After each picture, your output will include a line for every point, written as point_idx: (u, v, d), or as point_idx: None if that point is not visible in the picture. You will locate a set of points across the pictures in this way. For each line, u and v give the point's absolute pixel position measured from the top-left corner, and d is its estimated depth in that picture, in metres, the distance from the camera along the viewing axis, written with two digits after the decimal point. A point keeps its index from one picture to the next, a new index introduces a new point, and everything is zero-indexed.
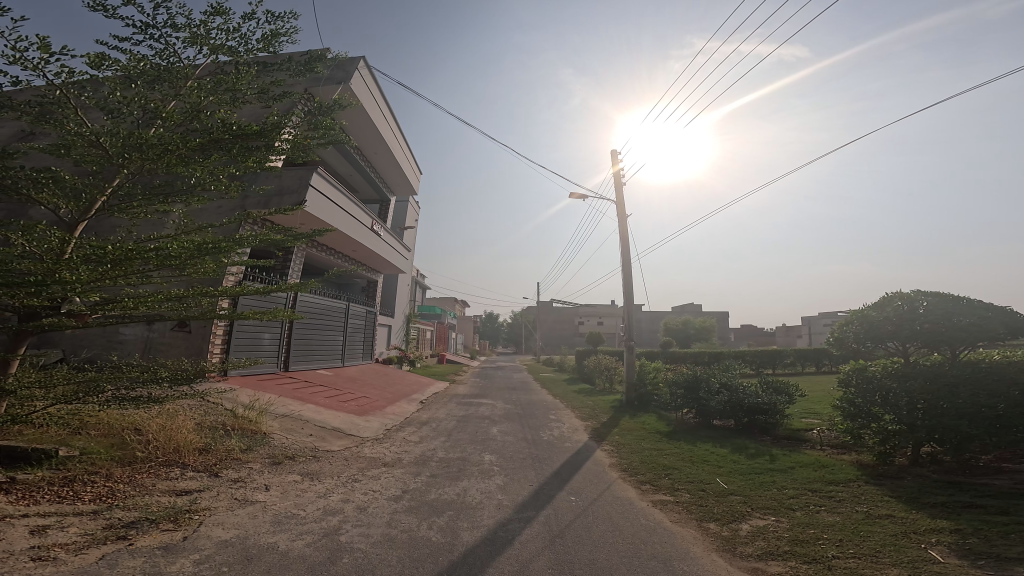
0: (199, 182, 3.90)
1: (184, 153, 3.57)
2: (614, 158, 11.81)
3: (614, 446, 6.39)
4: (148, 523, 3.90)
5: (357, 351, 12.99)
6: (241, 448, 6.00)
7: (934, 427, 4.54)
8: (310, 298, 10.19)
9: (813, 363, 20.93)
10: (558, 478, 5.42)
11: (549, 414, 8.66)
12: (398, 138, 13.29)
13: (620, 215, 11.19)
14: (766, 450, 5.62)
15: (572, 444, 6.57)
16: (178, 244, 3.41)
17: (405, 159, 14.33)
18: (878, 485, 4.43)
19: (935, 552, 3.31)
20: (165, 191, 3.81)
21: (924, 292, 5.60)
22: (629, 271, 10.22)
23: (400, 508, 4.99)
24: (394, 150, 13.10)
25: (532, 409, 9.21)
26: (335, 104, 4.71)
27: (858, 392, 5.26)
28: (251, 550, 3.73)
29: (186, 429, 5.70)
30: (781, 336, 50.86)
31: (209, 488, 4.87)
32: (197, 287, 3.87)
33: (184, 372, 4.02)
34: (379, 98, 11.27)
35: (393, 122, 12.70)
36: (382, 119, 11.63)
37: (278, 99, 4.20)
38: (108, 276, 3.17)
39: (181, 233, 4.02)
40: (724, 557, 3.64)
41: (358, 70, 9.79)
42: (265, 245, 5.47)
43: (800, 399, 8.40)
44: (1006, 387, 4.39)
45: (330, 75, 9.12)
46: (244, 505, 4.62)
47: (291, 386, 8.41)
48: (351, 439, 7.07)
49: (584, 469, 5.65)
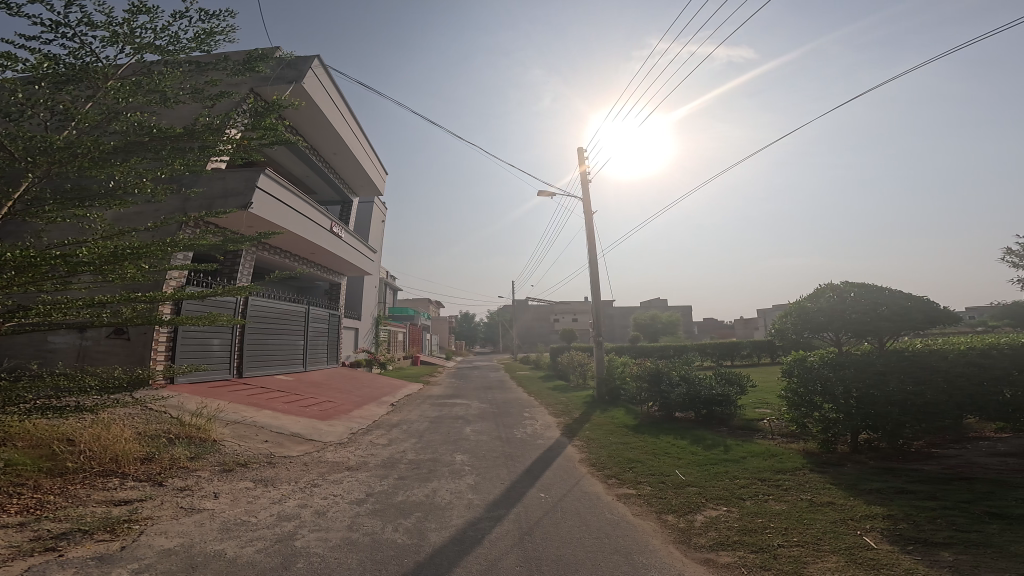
0: (121, 184, 3.75)
1: (100, 150, 3.46)
2: (581, 156, 11.82)
3: (584, 442, 6.54)
4: (80, 534, 3.67)
5: (321, 354, 12.59)
6: (188, 456, 5.74)
7: (868, 414, 4.93)
8: (263, 301, 9.76)
9: (769, 355, 21.93)
10: (529, 475, 5.50)
11: (523, 412, 8.72)
12: (359, 137, 12.81)
13: (586, 213, 11.27)
14: (722, 441, 5.88)
15: (544, 441, 6.66)
16: (90, 248, 3.22)
17: (367, 159, 13.84)
18: (821, 471, 4.71)
19: (869, 538, 3.62)
20: (81, 196, 3.65)
21: (853, 284, 5.94)
22: (595, 271, 10.33)
23: (362, 511, 4.93)
24: (354, 149, 12.61)
25: (507, 408, 9.24)
26: (279, 104, 4.41)
27: (801, 382, 5.55)
28: (196, 557, 3.59)
29: (124, 438, 5.37)
30: (740, 326, 53.01)
31: (151, 497, 4.64)
32: (119, 294, 3.63)
33: (118, 379, 3.74)
34: (337, 99, 10.85)
35: (352, 121, 12.23)
36: (340, 121, 11.20)
37: (214, 99, 3.85)
38: (14, 284, 2.96)
39: (102, 238, 3.76)
40: (680, 549, 3.83)
41: (313, 67, 9.29)
42: (207, 249, 5.20)
43: (754, 390, 8.86)
44: (930, 374, 4.84)
45: (279, 74, 8.66)
46: (191, 513, 4.43)
47: (244, 392, 8.07)
48: (311, 444, 6.90)
49: (554, 465, 5.75)
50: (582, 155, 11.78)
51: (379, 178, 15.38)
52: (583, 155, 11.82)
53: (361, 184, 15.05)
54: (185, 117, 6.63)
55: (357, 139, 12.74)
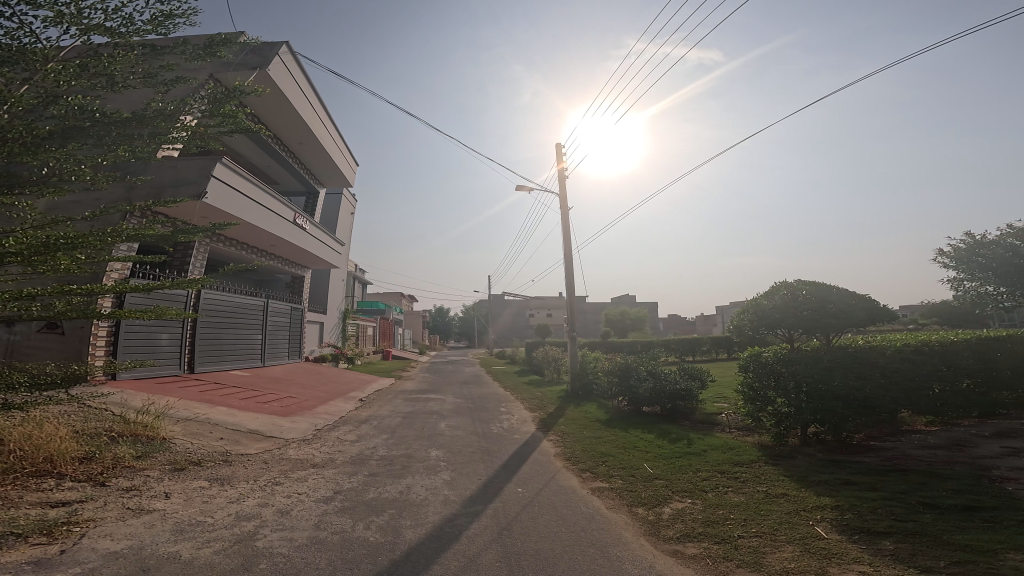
0: (56, 171, 3.40)
1: (32, 134, 3.14)
2: (560, 153, 11.70)
3: (559, 436, 6.68)
4: (13, 538, 3.43)
5: (281, 348, 12.05)
6: (134, 455, 5.41)
7: (816, 409, 5.19)
8: (217, 294, 9.20)
9: (725, 350, 23.07)
10: (506, 470, 5.59)
11: (499, 407, 8.79)
12: (329, 126, 12.23)
13: (563, 209, 11.26)
14: (685, 435, 6.16)
15: (521, 435, 6.78)
16: (19, 238, 2.99)
17: (337, 150, 13.24)
18: (775, 464, 5.05)
19: (820, 528, 3.93)
20: (8, 182, 3.29)
21: (805, 282, 6.17)
22: (571, 268, 10.41)
23: (331, 509, 4.84)
24: (323, 139, 12.01)
25: (483, 403, 9.28)
26: (237, 89, 4.05)
27: (756, 377, 5.78)
28: (148, 560, 3.43)
29: (61, 437, 4.99)
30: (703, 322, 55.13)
31: (93, 498, 4.36)
32: (50, 288, 3.25)
33: (50, 372, 3.32)
34: (306, 87, 10.26)
35: (322, 111, 11.61)
36: (308, 109, 10.60)
37: (170, 85, 3.46)
38: None
39: (31, 228, 3.35)
40: (650, 541, 4.03)
41: (283, 52, 8.73)
42: (155, 240, 4.82)
43: (713, 385, 9.30)
44: (870, 370, 5.26)
45: (241, 59, 8.10)
46: (139, 514, 4.21)
47: (196, 388, 7.65)
48: (271, 442, 6.67)
49: (530, 460, 5.87)
50: (559, 152, 11.67)
51: (349, 168, 14.66)
52: (561, 151, 11.71)
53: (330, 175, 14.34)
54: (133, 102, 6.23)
55: (327, 129, 12.15)
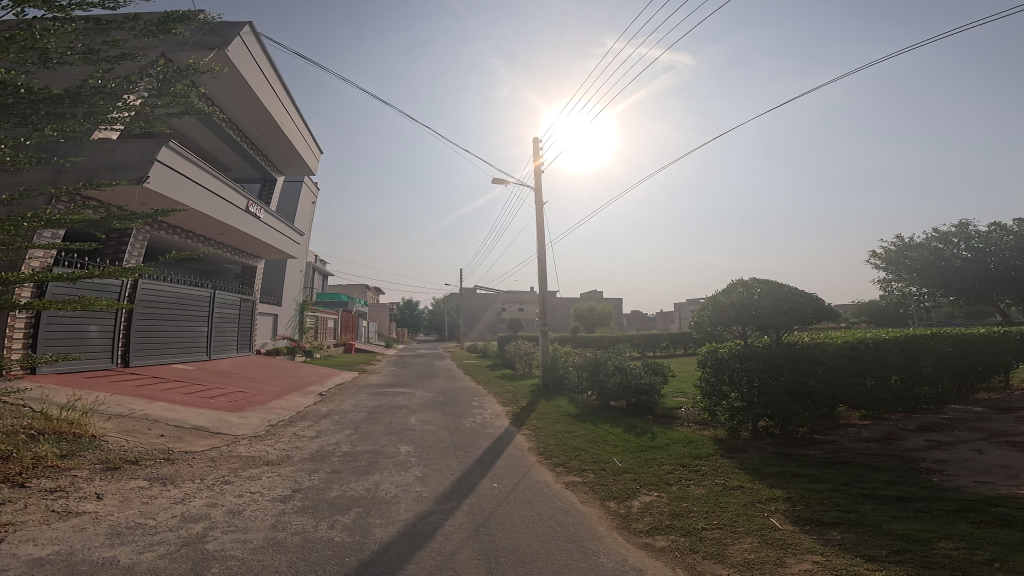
0: None
1: None
2: (536, 146, 11.53)
3: (532, 430, 6.80)
4: None
5: (230, 341, 11.30)
6: (59, 454, 4.89)
7: (766, 403, 5.55)
8: (156, 284, 8.47)
9: (683, 346, 24.13)
10: (481, 465, 5.62)
11: (471, 401, 8.79)
12: (290, 110, 11.69)
13: (537, 202, 11.16)
14: (649, 429, 6.43)
15: (495, 430, 6.84)
16: None
17: (298, 136, 12.66)
18: (731, 457, 5.39)
19: (775, 520, 4.26)
20: None
21: (760, 281, 6.48)
22: (544, 264, 10.46)
23: (288, 509, 4.54)
24: (282, 123, 11.44)
25: (454, 396, 9.23)
26: (191, 68, 3.59)
27: (713, 372, 6.09)
28: (80, 567, 3.15)
29: None
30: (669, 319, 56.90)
31: (13, 501, 3.94)
32: None
33: None
34: (268, 72, 10.00)
35: (285, 99, 11.36)
36: (269, 93, 10.29)
37: (114, 63, 3.01)
38: None
39: None
40: (623, 535, 4.20)
41: (242, 30, 8.34)
42: (85, 228, 4.26)
43: (674, 379, 9.78)
44: (814, 366, 5.65)
45: (197, 39, 7.71)
46: (67, 517, 3.84)
47: (131, 383, 7.04)
48: (219, 438, 6.28)
49: (505, 454, 5.95)
50: (534, 147, 11.48)
51: (312, 158, 14.17)
52: (537, 146, 11.53)
53: (289, 164, 13.84)
54: (67, 80, 5.96)
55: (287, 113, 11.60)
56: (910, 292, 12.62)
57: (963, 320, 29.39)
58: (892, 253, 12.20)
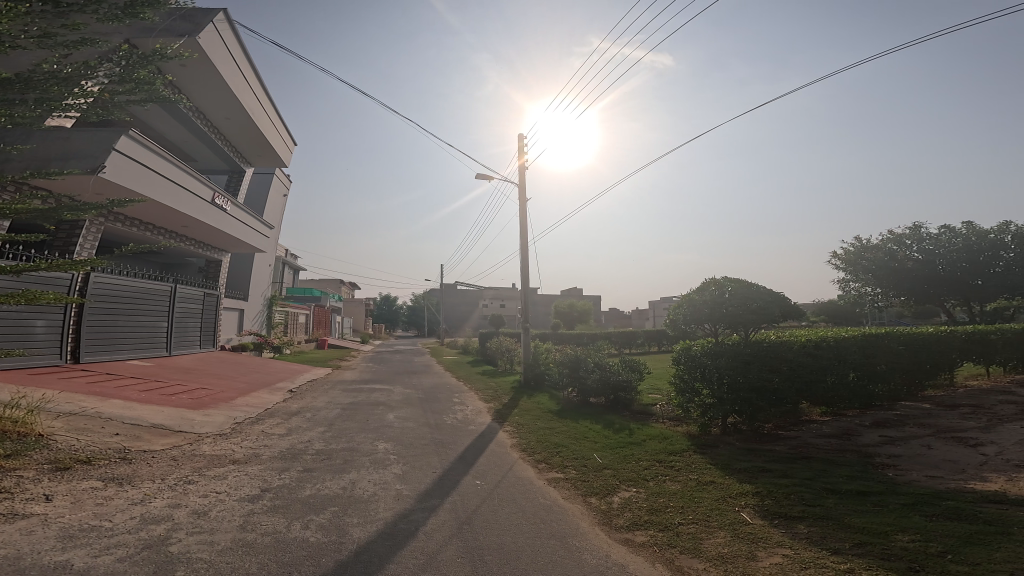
0: None
1: None
2: (522, 143, 11.40)
3: (514, 427, 6.87)
4: None
5: (193, 337, 10.75)
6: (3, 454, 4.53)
7: (735, 399, 5.78)
8: (110, 278, 7.95)
9: (658, 344, 24.82)
10: (463, 462, 5.62)
11: (452, 397, 8.76)
12: (261, 100, 11.43)
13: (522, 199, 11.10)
14: (627, 425, 6.60)
15: (476, 427, 6.87)
16: None
17: (269, 127, 12.37)
18: (703, 453, 5.60)
19: (745, 514, 4.45)
20: None
21: (732, 279, 6.65)
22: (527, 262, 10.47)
23: (257, 509, 4.33)
24: (252, 112, 11.16)
25: (435, 393, 9.16)
26: (157, 54, 3.29)
27: (687, 369, 6.26)
28: (29, 572, 2.95)
29: None
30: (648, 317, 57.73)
31: None
32: None
33: None
34: (242, 64, 9.89)
35: (258, 90, 11.25)
36: (240, 83, 10.17)
37: (74, 48, 2.72)
38: None
39: None
40: (604, 530, 4.31)
41: (215, 18, 8.27)
42: (31, 219, 3.90)
43: (650, 376, 10.06)
44: (779, 364, 5.92)
45: (166, 26, 7.37)
46: (13, 520, 3.58)
47: (83, 379, 6.63)
48: (181, 437, 6.00)
49: (487, 451, 5.97)
50: (519, 145, 11.33)
51: (284, 150, 13.83)
52: (523, 143, 11.34)
53: (258, 155, 13.49)
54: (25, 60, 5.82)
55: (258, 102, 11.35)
56: (865, 292, 16.46)
57: (912, 321, 31.37)
58: (853, 255, 16.11)
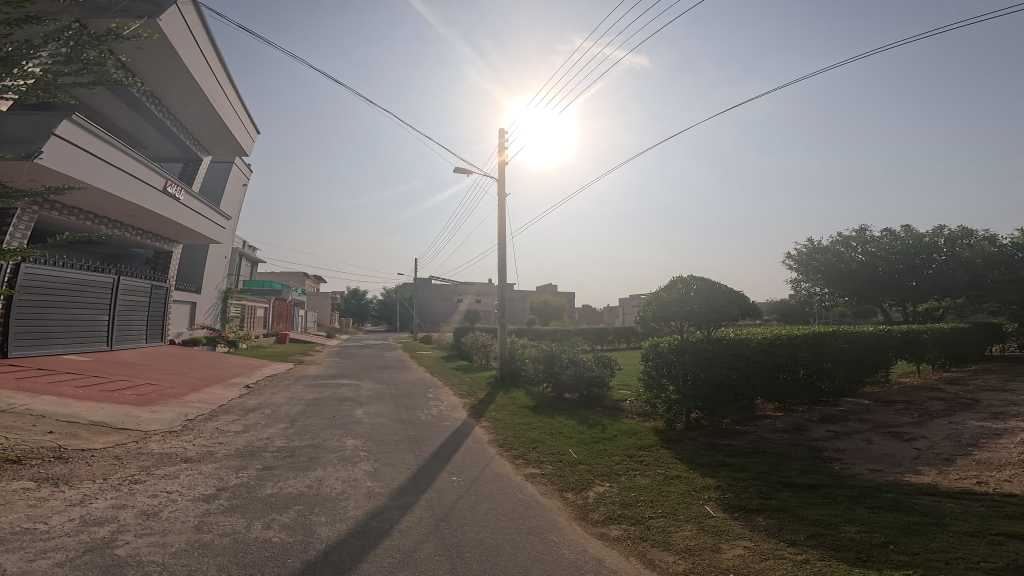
0: None
1: None
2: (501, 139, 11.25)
3: (491, 423, 6.92)
4: None
5: (138, 333, 9.99)
6: None
7: (698, 395, 6.03)
8: (43, 269, 7.25)
9: (626, 340, 25.79)
10: (438, 459, 5.59)
11: (427, 393, 8.68)
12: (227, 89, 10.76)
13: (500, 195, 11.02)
14: (599, 420, 6.79)
15: (451, 423, 6.85)
16: None
17: (233, 118, 11.67)
18: (669, 448, 5.85)
19: (709, 507, 4.70)
20: None
21: (696, 278, 6.91)
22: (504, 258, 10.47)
23: (214, 509, 4.11)
24: (215, 101, 10.48)
25: (408, 388, 9.03)
26: (111, 32, 2.91)
27: (654, 365, 6.44)
28: None
29: None
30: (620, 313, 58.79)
31: None
32: None
33: None
34: (207, 51, 9.28)
35: (227, 83, 10.64)
36: (205, 73, 9.58)
37: (18, 26, 2.39)
38: None
39: None
40: (580, 525, 4.43)
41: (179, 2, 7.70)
42: None
43: (621, 373, 10.37)
44: (738, 361, 6.22)
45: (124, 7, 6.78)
46: None
47: (11, 376, 6.05)
48: (127, 435, 5.59)
49: (463, 447, 5.98)
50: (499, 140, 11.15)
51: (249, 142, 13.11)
52: (502, 138, 11.19)
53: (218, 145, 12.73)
54: None
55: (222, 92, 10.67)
56: (814, 292, 17.61)
57: (854, 320, 33.96)
58: (806, 256, 17.05)
